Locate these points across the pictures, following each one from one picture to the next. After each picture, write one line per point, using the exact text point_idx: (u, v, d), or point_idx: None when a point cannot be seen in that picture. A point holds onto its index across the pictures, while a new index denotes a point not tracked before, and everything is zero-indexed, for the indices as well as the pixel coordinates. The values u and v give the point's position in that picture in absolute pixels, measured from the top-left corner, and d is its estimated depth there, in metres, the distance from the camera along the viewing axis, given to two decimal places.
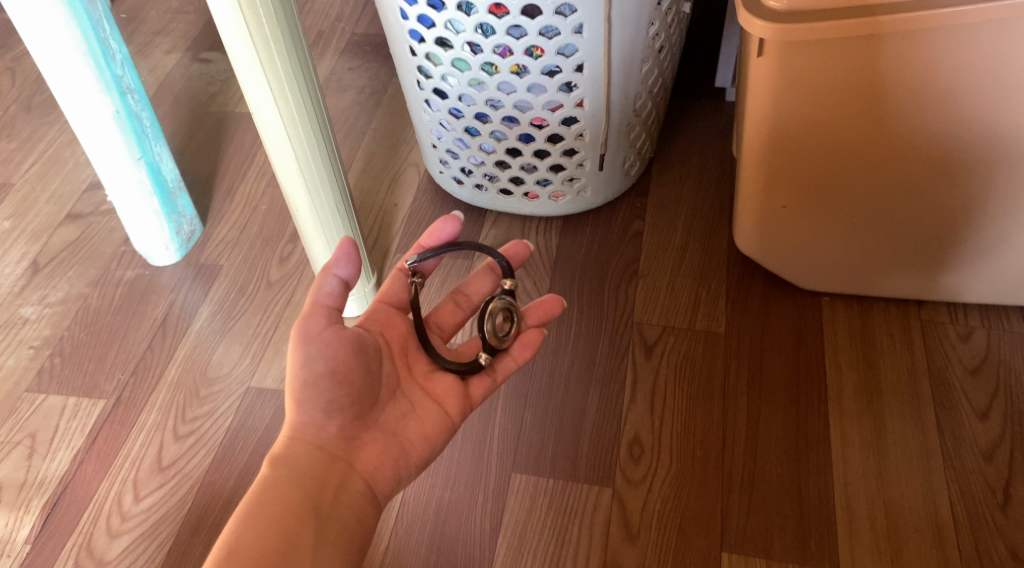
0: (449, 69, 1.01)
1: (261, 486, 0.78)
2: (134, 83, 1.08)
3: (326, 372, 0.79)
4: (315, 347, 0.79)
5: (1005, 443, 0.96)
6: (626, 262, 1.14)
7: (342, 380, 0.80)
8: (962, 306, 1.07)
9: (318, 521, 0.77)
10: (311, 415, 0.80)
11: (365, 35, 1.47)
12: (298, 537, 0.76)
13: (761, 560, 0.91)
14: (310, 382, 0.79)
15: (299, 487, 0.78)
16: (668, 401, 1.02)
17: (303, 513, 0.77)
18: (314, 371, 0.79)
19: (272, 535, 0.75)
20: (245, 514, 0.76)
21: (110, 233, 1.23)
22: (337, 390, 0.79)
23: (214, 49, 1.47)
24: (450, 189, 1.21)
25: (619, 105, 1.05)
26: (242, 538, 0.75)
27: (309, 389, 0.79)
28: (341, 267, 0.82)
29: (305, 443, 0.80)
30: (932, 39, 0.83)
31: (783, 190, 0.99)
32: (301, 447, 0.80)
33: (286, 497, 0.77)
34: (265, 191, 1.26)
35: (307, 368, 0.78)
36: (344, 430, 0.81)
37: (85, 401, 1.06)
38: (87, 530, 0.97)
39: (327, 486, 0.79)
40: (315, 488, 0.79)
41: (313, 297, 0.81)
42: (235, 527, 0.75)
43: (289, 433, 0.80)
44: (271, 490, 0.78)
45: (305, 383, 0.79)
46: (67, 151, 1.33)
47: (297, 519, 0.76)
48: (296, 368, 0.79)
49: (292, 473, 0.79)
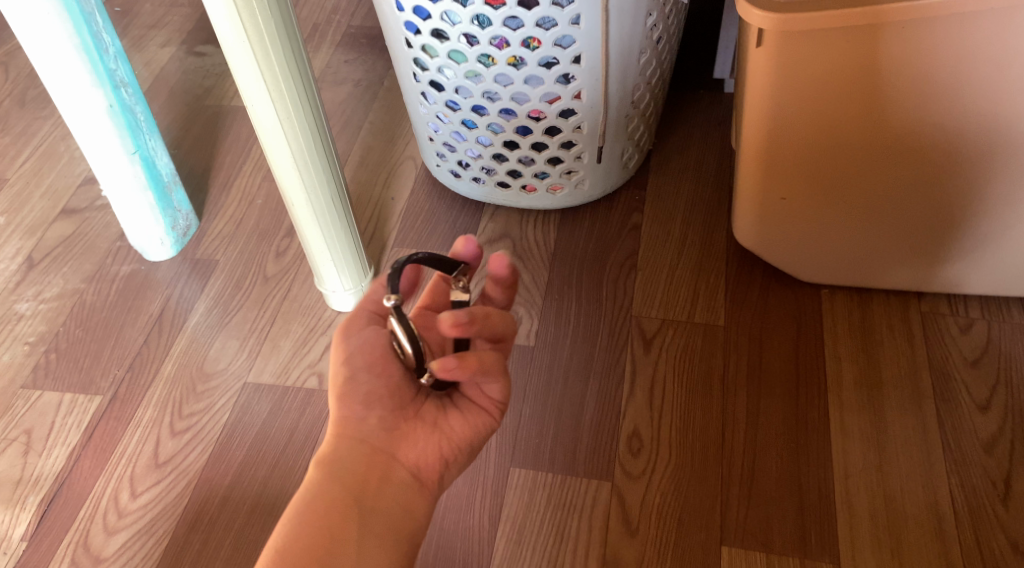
0: (445, 61, 1.01)
1: (305, 488, 0.76)
2: (127, 76, 1.07)
3: (364, 365, 0.78)
4: (354, 342, 0.79)
5: (1006, 435, 0.96)
6: (624, 255, 1.14)
7: (379, 371, 0.78)
8: (963, 298, 1.07)
9: (361, 516, 0.75)
10: (352, 410, 0.78)
11: (360, 27, 1.46)
12: (340, 532, 0.74)
13: (761, 554, 0.91)
14: (350, 376, 0.78)
15: (342, 484, 0.76)
16: (667, 394, 1.01)
17: (346, 510, 0.75)
18: (353, 365, 0.78)
19: (316, 536, 0.74)
20: (292, 517, 0.75)
21: (106, 228, 1.22)
22: (374, 380, 0.78)
23: (209, 42, 1.46)
24: (447, 182, 1.20)
25: (617, 96, 1.05)
26: (289, 540, 0.73)
27: (350, 384, 0.78)
28: (392, 280, 0.82)
29: (348, 438, 0.78)
30: (930, 28, 0.82)
31: (782, 181, 0.98)
32: (345, 443, 0.78)
33: (329, 495, 0.75)
34: (261, 185, 1.26)
35: (347, 364, 0.78)
36: (386, 421, 0.79)
37: (81, 397, 1.06)
38: (84, 527, 0.96)
39: (371, 480, 0.77)
40: (356, 483, 0.76)
41: (359, 300, 0.82)
42: (283, 531, 0.74)
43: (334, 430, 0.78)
44: (315, 490, 0.76)
45: (345, 377, 0.78)
46: (62, 145, 1.32)
47: (340, 515, 0.75)
48: (338, 363, 0.79)
49: (335, 472, 0.77)
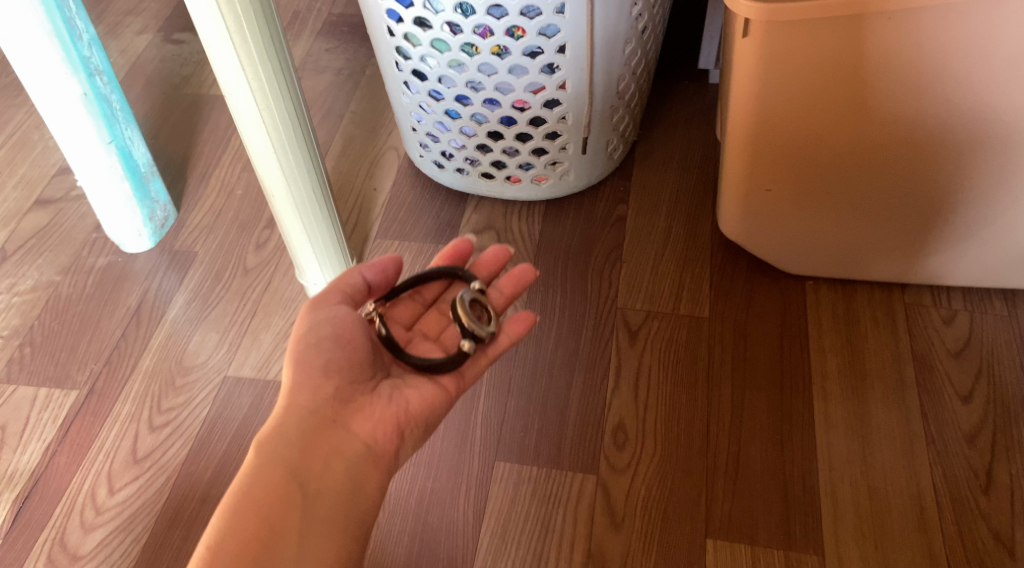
0: (428, 50, 0.99)
1: (245, 472, 0.75)
2: (102, 64, 1.05)
3: (331, 336, 0.79)
4: (323, 313, 0.80)
5: (987, 426, 0.96)
6: (610, 247, 1.13)
7: (346, 343, 0.79)
8: (946, 290, 1.07)
9: (304, 502, 0.74)
10: (312, 374, 0.78)
11: (342, 15, 1.44)
12: (281, 522, 0.73)
13: (745, 546, 0.91)
14: (314, 343, 0.79)
15: (285, 467, 0.75)
16: (651, 387, 1.01)
17: (288, 496, 0.74)
18: (320, 333, 0.79)
19: (255, 523, 0.72)
20: (230, 504, 0.73)
21: (81, 219, 1.20)
22: (336, 351, 0.79)
23: (187, 29, 1.44)
24: (430, 173, 1.19)
25: (603, 87, 1.04)
26: (228, 527, 0.72)
27: (311, 349, 0.79)
28: (370, 271, 0.85)
29: (297, 411, 0.77)
30: (916, 21, 0.82)
31: (768, 172, 0.98)
32: (293, 416, 0.77)
33: (272, 480, 0.74)
34: (241, 175, 1.24)
35: (313, 332, 0.79)
36: (343, 392, 0.79)
37: (56, 392, 1.04)
38: (60, 524, 0.95)
39: (316, 456, 0.76)
40: (302, 465, 0.76)
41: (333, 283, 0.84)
42: (221, 518, 0.72)
43: (286, 399, 0.78)
44: (256, 476, 0.74)
45: (308, 343, 0.79)
46: (36, 134, 1.29)
47: (282, 503, 0.74)
48: (302, 330, 0.79)
49: (279, 454, 0.76)
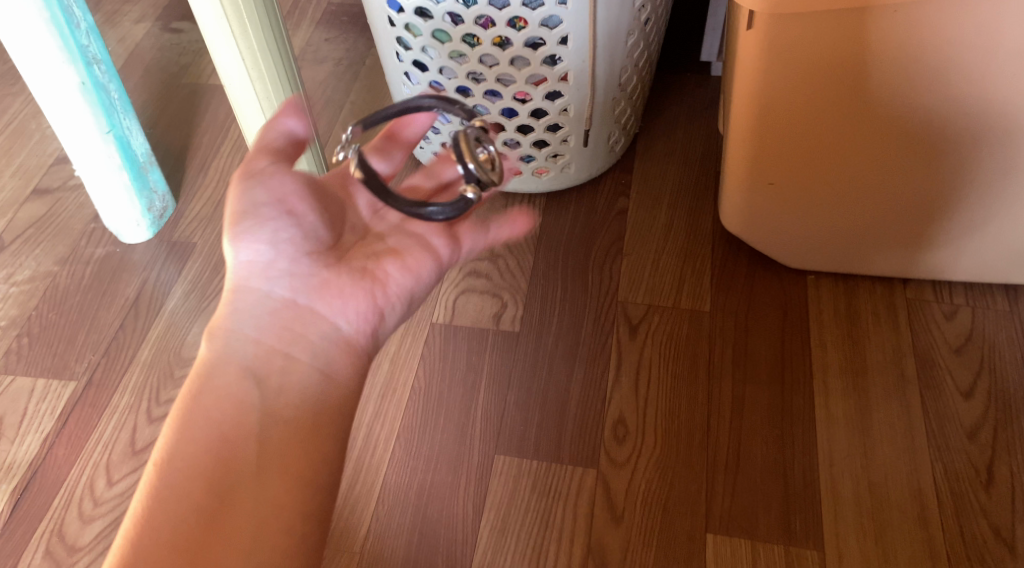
0: (429, 40, 0.98)
1: (155, 477, 0.68)
2: (100, 53, 1.04)
3: (250, 321, 0.73)
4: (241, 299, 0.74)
5: (988, 422, 0.96)
6: (611, 240, 1.13)
7: (270, 323, 0.73)
8: (948, 285, 1.06)
9: (221, 505, 0.67)
10: (228, 359, 0.72)
11: (342, 5, 1.43)
12: (201, 536, 0.66)
13: (745, 541, 0.90)
14: (233, 330, 0.73)
15: (198, 467, 0.68)
16: (652, 380, 1.01)
17: (201, 501, 0.67)
18: (240, 324, 0.73)
19: (169, 534, 0.65)
20: (144, 514, 0.66)
21: (79, 209, 1.19)
22: (262, 336, 0.73)
23: (185, 18, 1.43)
24: (431, 164, 1.18)
25: (605, 79, 1.03)
26: (140, 545, 0.65)
27: (232, 337, 0.73)
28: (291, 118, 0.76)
29: (210, 404, 0.70)
30: (921, 15, 0.81)
31: (771, 165, 0.97)
32: (205, 408, 0.70)
33: (186, 484, 0.67)
34: (240, 166, 1.23)
35: (238, 321, 0.73)
36: (264, 385, 0.72)
37: (54, 383, 1.04)
38: (59, 515, 0.94)
39: (232, 449, 0.69)
40: (217, 466, 0.68)
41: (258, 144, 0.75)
42: (136, 532, 0.65)
43: (196, 389, 0.71)
44: (167, 479, 0.67)
45: (224, 331, 0.73)
46: (33, 123, 1.28)
47: (195, 509, 0.66)
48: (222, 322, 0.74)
49: (191, 452, 0.68)
